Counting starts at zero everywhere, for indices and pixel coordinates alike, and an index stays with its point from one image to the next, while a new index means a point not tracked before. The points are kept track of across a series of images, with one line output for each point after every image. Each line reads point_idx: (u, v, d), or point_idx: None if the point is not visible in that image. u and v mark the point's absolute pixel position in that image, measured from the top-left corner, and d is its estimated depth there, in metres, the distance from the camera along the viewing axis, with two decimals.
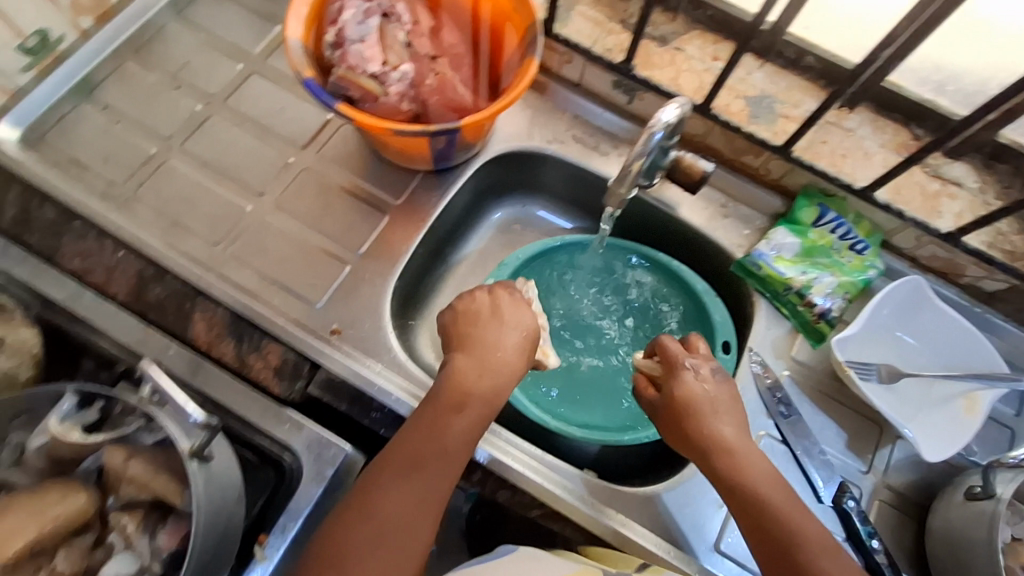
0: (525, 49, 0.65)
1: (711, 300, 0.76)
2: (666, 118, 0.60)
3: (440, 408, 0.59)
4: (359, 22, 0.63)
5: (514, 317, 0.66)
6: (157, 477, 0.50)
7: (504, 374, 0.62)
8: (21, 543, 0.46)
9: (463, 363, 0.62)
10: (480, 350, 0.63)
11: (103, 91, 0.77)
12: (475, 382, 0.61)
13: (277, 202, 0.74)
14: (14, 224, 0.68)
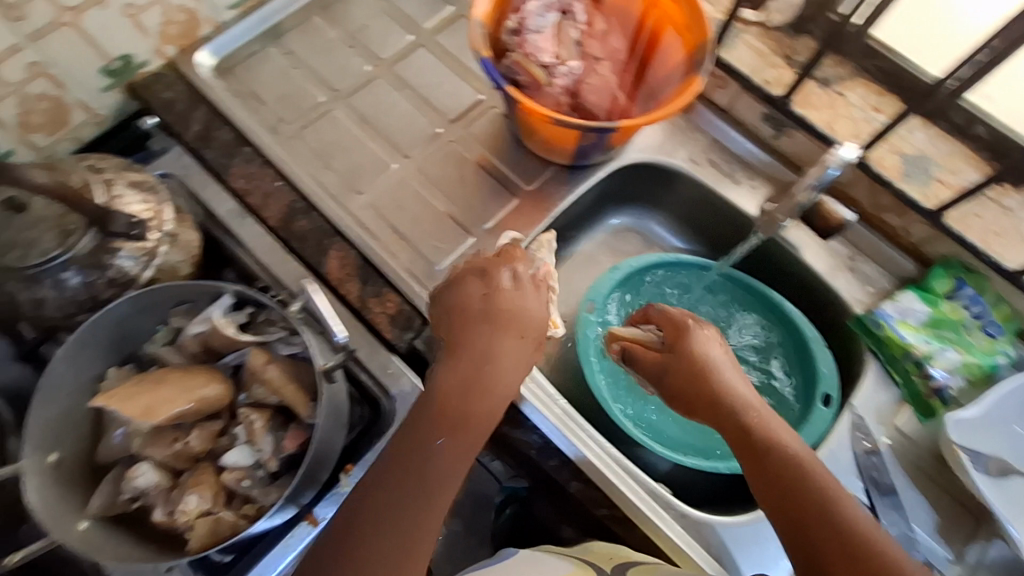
0: (690, 67, 0.66)
1: (822, 351, 0.73)
2: (846, 155, 0.65)
3: (427, 430, 0.52)
4: (540, 14, 0.67)
5: (512, 320, 0.57)
6: (291, 385, 0.56)
7: (497, 392, 0.55)
8: (172, 411, 0.53)
9: (508, 345, 0.56)
10: (467, 362, 0.54)
11: (289, 37, 0.84)
12: (466, 402, 0.53)
13: (420, 166, 0.79)
14: (196, 139, 0.77)
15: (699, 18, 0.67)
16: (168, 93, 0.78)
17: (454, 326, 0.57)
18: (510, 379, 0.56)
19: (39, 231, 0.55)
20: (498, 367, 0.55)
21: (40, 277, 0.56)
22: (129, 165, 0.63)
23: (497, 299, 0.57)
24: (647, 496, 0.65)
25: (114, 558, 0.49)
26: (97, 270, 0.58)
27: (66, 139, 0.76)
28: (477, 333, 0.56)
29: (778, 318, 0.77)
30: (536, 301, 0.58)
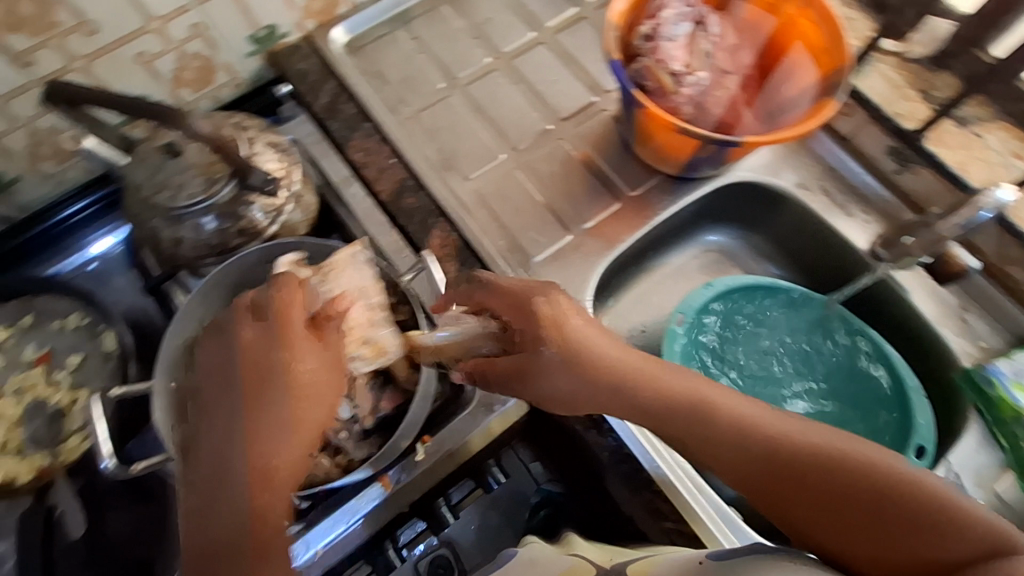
0: (823, 90, 0.66)
1: (920, 400, 0.70)
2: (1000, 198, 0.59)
3: (212, 485, 0.45)
4: (676, 22, 0.68)
5: (249, 341, 0.48)
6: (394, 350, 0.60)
7: (273, 438, 0.46)
8: None
9: (286, 404, 0.47)
10: (223, 415, 0.46)
11: (417, 23, 0.88)
12: (218, 453, 0.45)
13: (528, 159, 0.80)
14: (323, 109, 0.81)
15: (838, 42, 0.66)
16: (303, 64, 0.83)
17: (226, 377, 0.47)
18: (281, 426, 0.46)
19: (188, 175, 0.60)
20: (298, 412, 0.47)
21: (183, 218, 0.61)
22: (268, 126, 0.68)
23: (274, 322, 0.48)
24: (717, 516, 0.64)
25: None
26: (232, 218, 0.62)
27: (208, 96, 0.82)
28: (205, 380, 0.48)
29: (876, 363, 0.74)
30: (295, 337, 0.48)
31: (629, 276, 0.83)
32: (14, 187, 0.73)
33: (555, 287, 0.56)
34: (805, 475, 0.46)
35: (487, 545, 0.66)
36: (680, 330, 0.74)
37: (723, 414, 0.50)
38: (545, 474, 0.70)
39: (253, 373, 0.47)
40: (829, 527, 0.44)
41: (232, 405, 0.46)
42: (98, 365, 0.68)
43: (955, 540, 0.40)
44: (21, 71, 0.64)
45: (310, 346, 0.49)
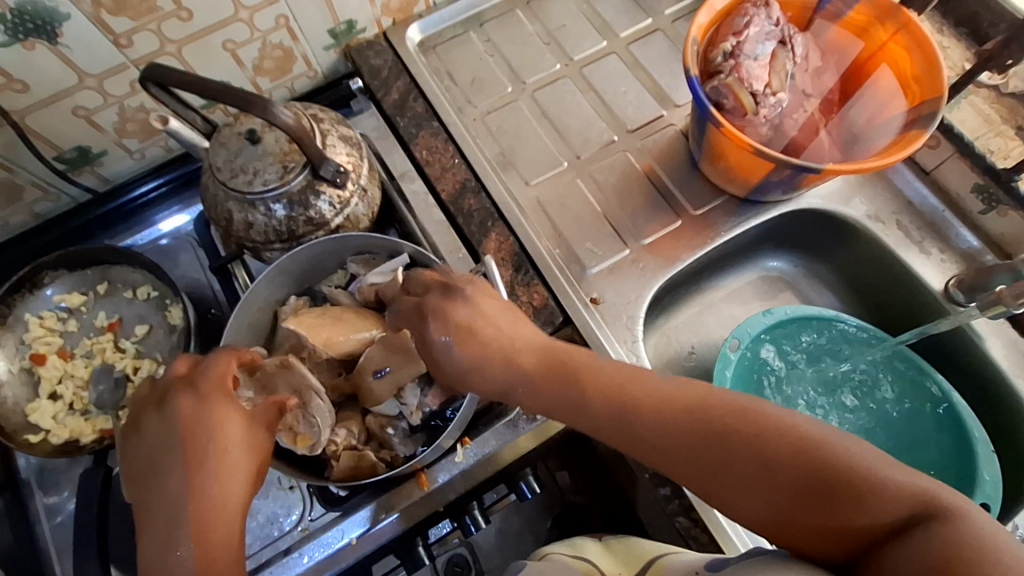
0: (913, 120, 0.63)
1: (985, 454, 0.64)
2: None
3: (156, 531, 0.46)
4: (759, 41, 0.65)
5: (186, 412, 0.50)
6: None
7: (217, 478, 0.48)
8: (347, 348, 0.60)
9: (207, 422, 0.49)
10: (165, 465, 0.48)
11: (490, 25, 0.88)
12: (166, 503, 0.47)
13: (590, 169, 0.80)
14: (393, 106, 0.82)
15: (933, 74, 0.62)
16: (377, 60, 0.84)
17: (142, 470, 0.49)
18: (226, 480, 0.48)
19: (264, 162, 0.62)
20: (212, 469, 0.48)
21: (256, 203, 0.63)
22: (341, 119, 0.70)
23: (200, 395, 0.50)
24: None
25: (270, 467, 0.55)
26: (302, 206, 0.64)
27: (284, 86, 0.84)
28: (150, 461, 0.49)
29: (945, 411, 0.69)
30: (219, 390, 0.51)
31: (683, 295, 0.81)
32: (101, 160, 0.77)
33: (452, 297, 0.54)
34: (718, 458, 0.44)
35: (506, 549, 0.73)
36: (734, 355, 0.70)
37: (635, 398, 0.48)
38: (569, 484, 0.73)
39: (190, 450, 0.48)
40: (757, 505, 0.43)
41: (173, 481, 0.47)
42: (161, 336, 0.71)
43: (868, 505, 0.40)
44: (119, 51, 0.67)
45: (220, 407, 0.50)
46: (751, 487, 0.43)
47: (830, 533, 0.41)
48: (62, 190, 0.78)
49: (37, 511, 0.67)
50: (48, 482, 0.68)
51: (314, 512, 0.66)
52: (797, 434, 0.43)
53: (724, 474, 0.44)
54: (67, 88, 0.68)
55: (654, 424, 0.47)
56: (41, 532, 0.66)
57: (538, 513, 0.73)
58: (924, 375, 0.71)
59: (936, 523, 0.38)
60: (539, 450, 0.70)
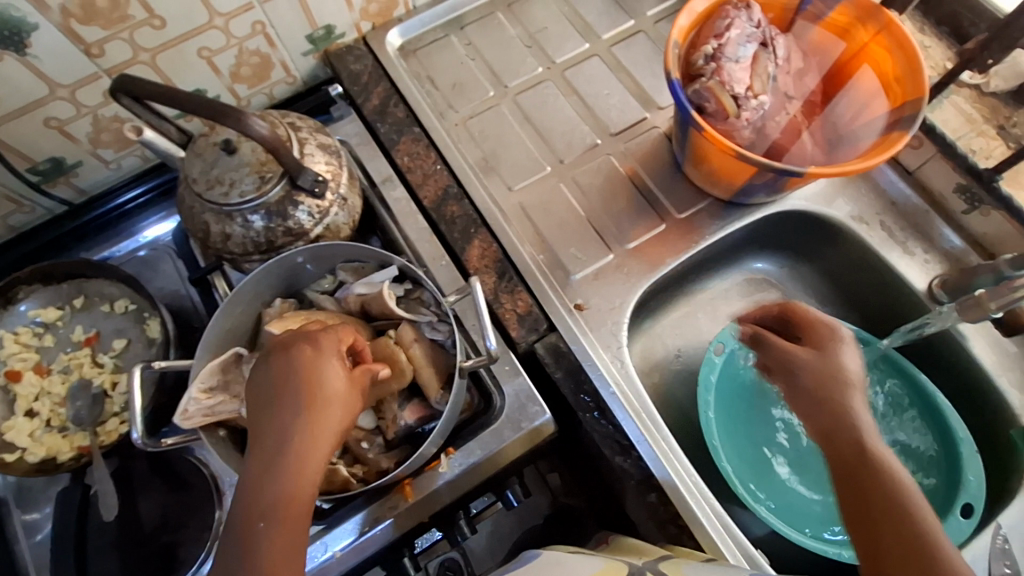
0: (897, 121, 0.62)
1: (968, 453, 0.66)
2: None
3: (258, 449, 0.48)
4: (741, 43, 0.64)
5: (301, 356, 0.51)
6: (430, 367, 0.59)
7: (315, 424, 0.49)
8: None
9: (320, 374, 0.50)
10: (276, 393, 0.50)
11: (471, 29, 0.87)
12: (269, 425, 0.49)
13: (574, 173, 0.79)
14: (373, 111, 0.82)
15: (914, 75, 0.62)
16: (356, 65, 0.83)
17: (260, 406, 0.50)
18: (325, 433, 0.49)
19: (241, 173, 0.61)
20: (321, 413, 0.49)
21: (232, 214, 0.62)
22: (319, 127, 0.68)
23: (317, 351, 0.52)
24: (745, 560, 0.62)
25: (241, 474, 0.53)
26: (280, 217, 0.63)
27: (263, 92, 0.83)
28: (269, 398, 0.50)
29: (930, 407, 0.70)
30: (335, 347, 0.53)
31: (669, 297, 0.81)
32: (76, 170, 0.76)
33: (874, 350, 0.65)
34: (871, 482, 0.49)
35: (496, 549, 0.74)
36: (718, 359, 0.72)
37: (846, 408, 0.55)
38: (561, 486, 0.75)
39: (297, 396, 0.49)
40: (864, 536, 0.46)
41: (287, 421, 0.49)
42: (139, 350, 0.70)
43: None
44: (91, 61, 0.66)
45: (330, 360, 0.52)
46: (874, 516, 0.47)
47: None
48: (36, 203, 0.76)
49: (14, 531, 0.65)
50: (25, 501, 0.67)
51: None
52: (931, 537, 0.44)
53: (860, 492, 0.49)
54: (38, 99, 0.66)
55: (852, 444, 0.52)
56: (19, 551, 0.64)
57: (530, 515, 0.74)
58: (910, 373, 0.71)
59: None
60: (525, 459, 0.70)
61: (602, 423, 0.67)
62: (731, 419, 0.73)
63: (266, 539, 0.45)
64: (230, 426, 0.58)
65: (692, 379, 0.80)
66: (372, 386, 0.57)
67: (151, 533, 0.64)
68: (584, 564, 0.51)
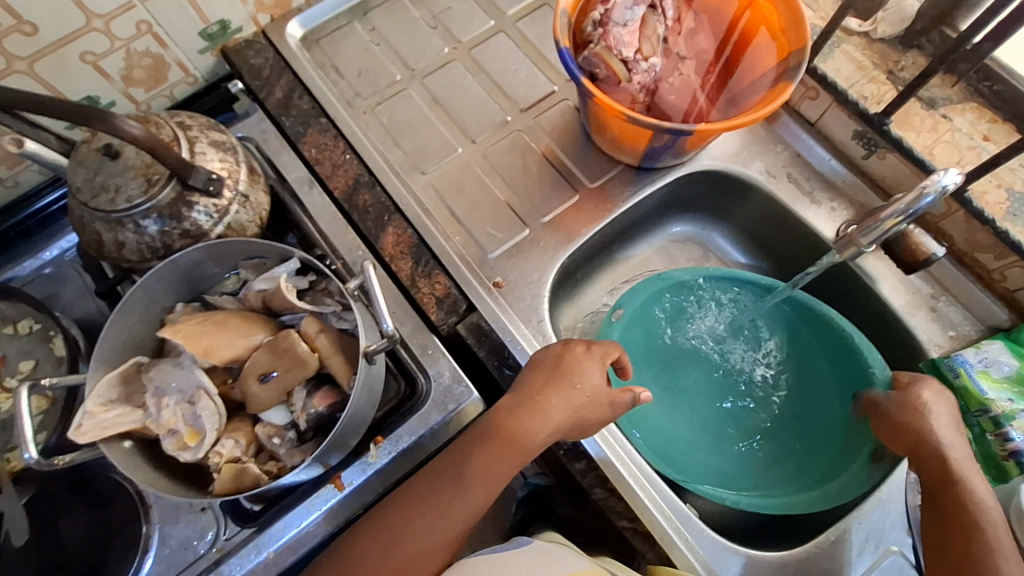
0: (782, 72, 0.63)
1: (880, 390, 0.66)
2: (945, 182, 0.54)
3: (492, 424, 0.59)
4: (628, 7, 0.64)
5: (583, 377, 0.59)
6: (337, 355, 0.58)
7: (588, 416, 0.59)
8: (229, 354, 0.58)
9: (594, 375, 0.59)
10: (571, 391, 0.58)
11: (374, 14, 0.86)
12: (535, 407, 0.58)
13: (486, 152, 0.79)
14: (277, 105, 0.80)
15: (797, 25, 0.62)
16: (256, 59, 0.81)
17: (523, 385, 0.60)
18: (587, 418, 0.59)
19: (126, 177, 0.59)
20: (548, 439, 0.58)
21: (123, 221, 0.60)
22: (212, 124, 0.67)
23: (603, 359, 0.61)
24: (672, 514, 0.63)
25: (148, 483, 0.53)
26: (174, 220, 0.61)
27: (162, 95, 0.80)
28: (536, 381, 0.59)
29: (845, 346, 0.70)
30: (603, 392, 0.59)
31: (593, 267, 0.81)
32: None
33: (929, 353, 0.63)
34: (979, 527, 0.55)
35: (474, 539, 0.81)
36: (616, 323, 0.72)
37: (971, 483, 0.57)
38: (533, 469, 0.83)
39: (506, 432, 0.58)
40: None
41: (551, 403, 0.58)
42: (49, 370, 0.67)
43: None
44: None
45: (565, 393, 0.58)
46: None
47: None
48: None
49: None
50: None
51: (228, 531, 0.63)
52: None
53: (961, 548, 0.55)
54: None
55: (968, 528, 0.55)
56: None
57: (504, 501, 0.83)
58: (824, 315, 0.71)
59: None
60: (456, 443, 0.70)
61: None
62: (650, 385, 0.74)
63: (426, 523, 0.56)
64: (136, 437, 0.56)
65: None
66: (277, 380, 0.57)
67: (74, 555, 0.62)
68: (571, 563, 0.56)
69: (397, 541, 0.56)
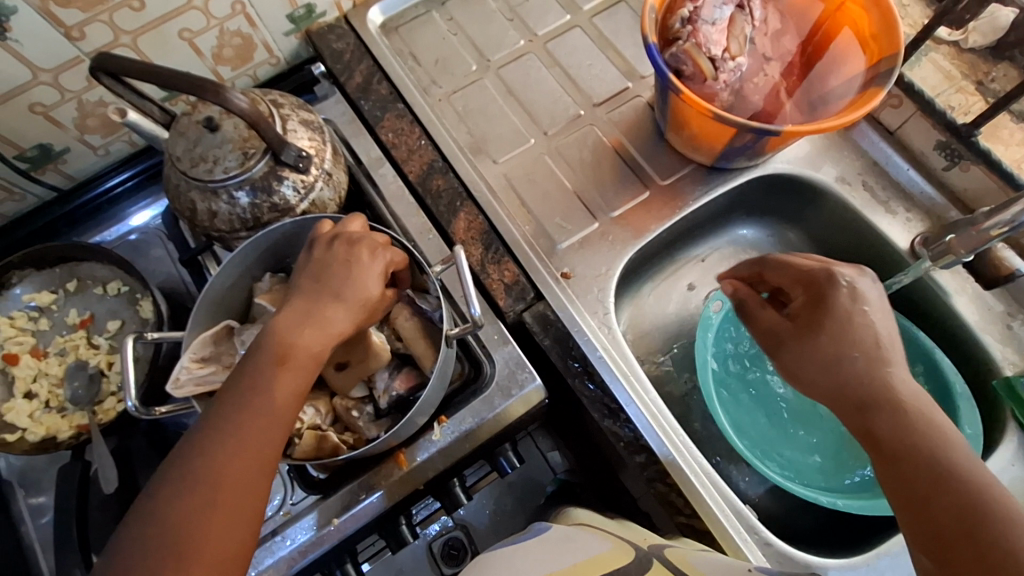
0: (872, 77, 0.63)
1: (966, 406, 0.66)
2: None
3: (300, 327, 0.52)
4: (717, 6, 0.65)
5: (354, 281, 0.55)
6: (421, 341, 0.62)
7: (338, 303, 0.54)
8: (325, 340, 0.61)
9: (366, 268, 0.55)
10: (317, 274, 0.55)
11: (453, 4, 0.87)
12: (304, 292, 0.54)
13: (558, 145, 0.79)
14: (357, 89, 0.82)
15: (889, 31, 0.62)
16: (338, 44, 0.83)
17: (307, 285, 0.54)
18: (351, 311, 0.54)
19: (224, 149, 0.61)
20: (333, 303, 0.54)
21: (218, 191, 0.62)
22: (302, 103, 0.69)
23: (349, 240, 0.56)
24: (732, 513, 0.64)
25: None
26: (265, 193, 0.64)
27: (246, 74, 0.83)
28: (309, 275, 0.55)
29: (925, 365, 0.70)
30: (372, 275, 0.56)
31: (656, 265, 0.81)
32: (64, 157, 0.76)
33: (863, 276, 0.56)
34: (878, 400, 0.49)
35: (499, 528, 0.79)
36: (715, 316, 0.75)
37: (923, 425, 0.47)
38: (562, 465, 0.81)
39: (305, 347, 0.51)
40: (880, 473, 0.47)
41: (320, 297, 0.54)
42: (134, 330, 0.71)
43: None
44: (72, 44, 0.66)
45: (337, 296, 0.54)
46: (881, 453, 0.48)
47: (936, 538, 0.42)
48: (27, 190, 0.77)
49: (20, 512, 0.69)
50: (29, 481, 0.70)
51: (295, 496, 0.66)
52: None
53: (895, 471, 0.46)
54: (22, 84, 0.66)
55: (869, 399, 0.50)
56: (26, 532, 0.68)
57: (529, 494, 0.80)
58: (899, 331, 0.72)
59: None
60: (515, 428, 0.71)
61: (592, 389, 0.68)
62: (732, 385, 0.76)
63: (268, 382, 0.49)
64: None
65: (684, 345, 0.80)
66: (353, 368, 0.61)
67: None
68: (592, 544, 0.50)
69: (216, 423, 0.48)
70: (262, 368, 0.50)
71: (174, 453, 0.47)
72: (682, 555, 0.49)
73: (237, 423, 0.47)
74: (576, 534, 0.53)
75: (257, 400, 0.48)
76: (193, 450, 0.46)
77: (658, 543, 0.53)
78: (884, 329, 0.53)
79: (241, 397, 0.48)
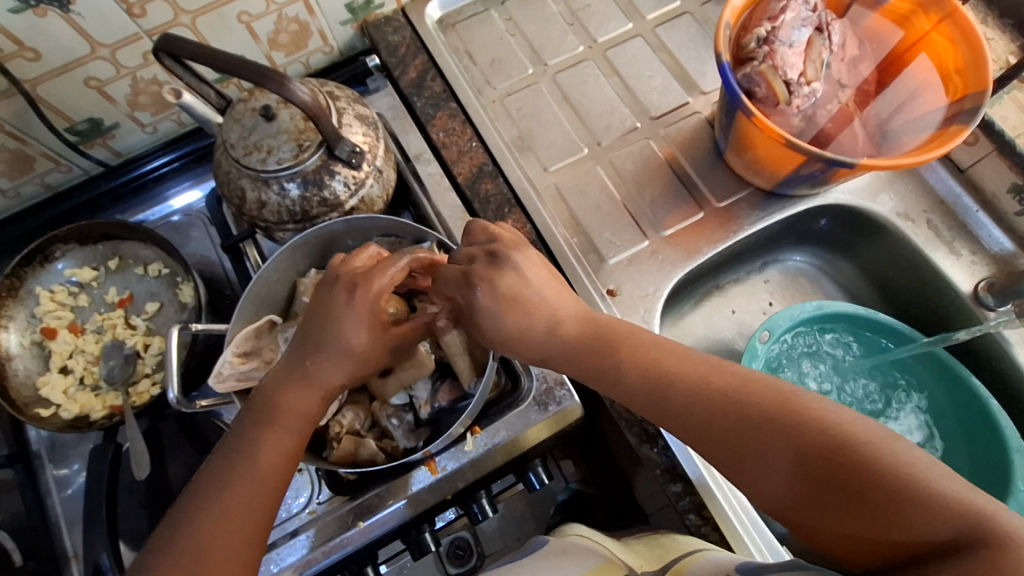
0: (954, 114, 0.60)
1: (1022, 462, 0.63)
2: None
3: (286, 393, 0.53)
4: (796, 27, 0.63)
5: (342, 341, 0.52)
6: (464, 356, 0.61)
7: (333, 365, 0.53)
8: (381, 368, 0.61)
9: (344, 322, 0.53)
10: (311, 331, 0.54)
11: (512, 3, 0.85)
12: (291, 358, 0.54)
13: (611, 156, 0.77)
14: (410, 85, 0.80)
15: (978, 66, 0.59)
16: (394, 36, 0.82)
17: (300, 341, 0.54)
18: (339, 370, 0.53)
19: (279, 139, 0.60)
20: (322, 365, 0.53)
21: (269, 181, 0.61)
22: (358, 97, 0.68)
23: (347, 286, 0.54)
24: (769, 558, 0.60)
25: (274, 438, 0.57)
26: (316, 186, 0.62)
27: (299, 61, 0.82)
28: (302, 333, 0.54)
29: (981, 418, 0.67)
30: (351, 327, 0.53)
31: (700, 286, 0.78)
32: (113, 132, 0.76)
33: (498, 267, 0.55)
34: (736, 422, 0.46)
35: (507, 532, 0.78)
36: (763, 346, 0.71)
37: (739, 402, 0.46)
38: (574, 474, 0.80)
39: (301, 399, 0.53)
40: (784, 491, 0.43)
41: (314, 360, 0.53)
42: (172, 314, 0.71)
43: (916, 514, 0.37)
44: (132, 21, 0.65)
45: (327, 359, 0.53)
46: (773, 465, 0.44)
47: (874, 510, 0.39)
48: (74, 162, 0.77)
49: (47, 484, 0.68)
50: (58, 454, 0.70)
51: (321, 495, 0.65)
52: (859, 435, 0.41)
53: (794, 479, 0.43)
54: (79, 57, 0.65)
55: (726, 426, 0.46)
56: (51, 504, 0.68)
57: (540, 503, 0.78)
58: (962, 385, 0.68)
59: (986, 550, 0.34)
60: (547, 443, 0.69)
61: (627, 409, 0.66)
62: None
63: (265, 437, 0.51)
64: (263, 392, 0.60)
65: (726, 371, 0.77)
66: (396, 375, 0.62)
67: (178, 493, 0.65)
68: (579, 563, 0.48)
69: (208, 485, 0.49)
70: (254, 432, 0.51)
71: (169, 513, 0.49)
72: (684, 560, 0.49)
73: (229, 489, 0.49)
74: (583, 550, 0.50)
75: (244, 467, 0.50)
76: (193, 509, 0.48)
77: (662, 556, 0.50)
78: (544, 301, 0.55)
79: (231, 461, 0.50)
